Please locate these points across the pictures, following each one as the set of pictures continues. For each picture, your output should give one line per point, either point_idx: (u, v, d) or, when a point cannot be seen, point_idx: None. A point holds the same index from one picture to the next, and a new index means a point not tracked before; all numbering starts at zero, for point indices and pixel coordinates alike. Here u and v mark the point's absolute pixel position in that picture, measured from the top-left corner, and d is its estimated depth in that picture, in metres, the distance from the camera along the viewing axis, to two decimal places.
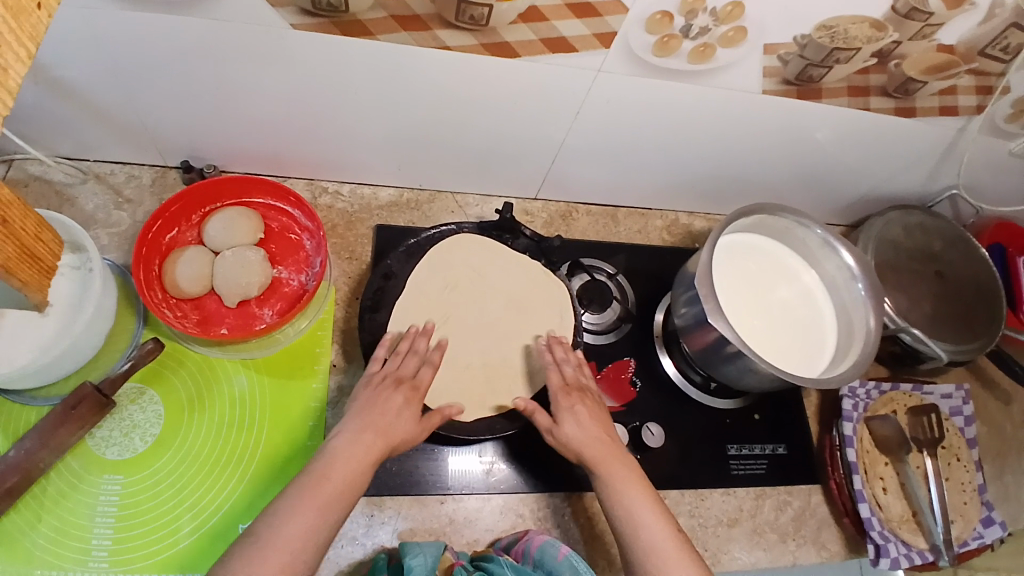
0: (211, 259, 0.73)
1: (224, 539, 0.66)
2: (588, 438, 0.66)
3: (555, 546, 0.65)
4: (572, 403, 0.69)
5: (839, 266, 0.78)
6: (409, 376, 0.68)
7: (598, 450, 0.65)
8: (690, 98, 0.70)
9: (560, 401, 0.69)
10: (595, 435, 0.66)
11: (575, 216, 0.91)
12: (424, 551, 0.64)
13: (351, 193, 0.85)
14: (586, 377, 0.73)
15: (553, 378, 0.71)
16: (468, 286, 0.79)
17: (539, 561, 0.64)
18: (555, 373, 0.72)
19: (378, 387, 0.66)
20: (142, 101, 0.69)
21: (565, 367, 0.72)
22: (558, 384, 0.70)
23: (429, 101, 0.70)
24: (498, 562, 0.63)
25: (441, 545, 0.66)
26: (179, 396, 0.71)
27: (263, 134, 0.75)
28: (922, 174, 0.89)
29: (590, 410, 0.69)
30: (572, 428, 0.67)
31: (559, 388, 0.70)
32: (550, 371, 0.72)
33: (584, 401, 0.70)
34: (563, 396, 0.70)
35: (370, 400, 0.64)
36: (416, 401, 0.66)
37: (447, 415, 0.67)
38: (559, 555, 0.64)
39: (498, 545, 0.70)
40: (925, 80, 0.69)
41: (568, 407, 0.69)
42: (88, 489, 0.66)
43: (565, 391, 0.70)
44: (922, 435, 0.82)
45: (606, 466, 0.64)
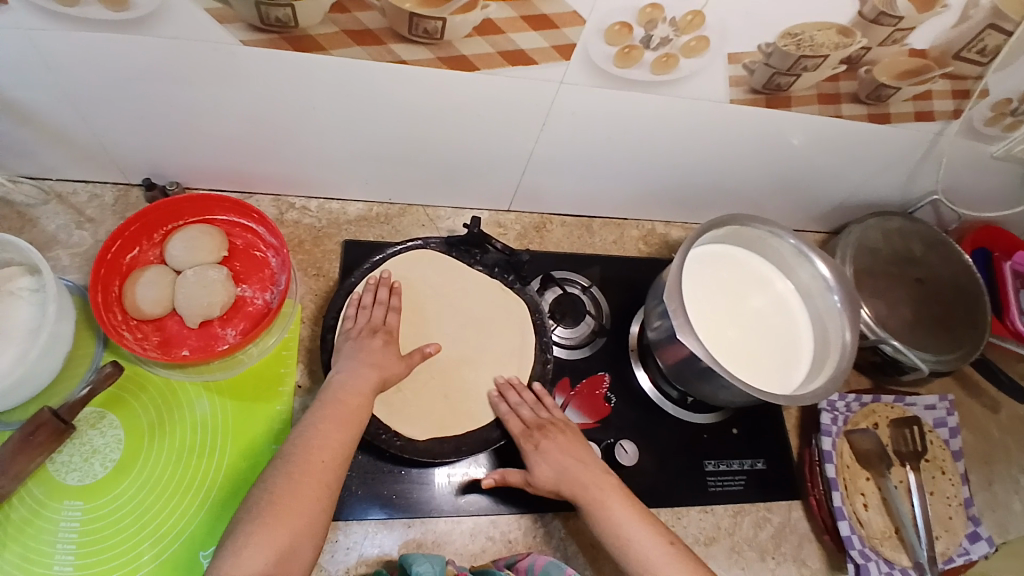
0: (172, 279, 0.71)
1: (185, 566, 0.64)
2: (563, 472, 0.65)
3: (560, 567, 0.64)
4: (535, 445, 0.68)
5: (815, 276, 0.76)
6: (383, 323, 0.71)
7: (576, 482, 0.65)
8: (658, 108, 0.68)
9: (526, 449, 0.68)
10: (567, 466, 0.66)
11: (549, 227, 0.89)
12: (431, 560, 0.62)
13: (319, 208, 0.83)
14: (546, 411, 0.72)
15: (513, 425, 0.70)
16: (431, 303, 0.77)
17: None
18: (514, 420, 0.70)
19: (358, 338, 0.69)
20: (98, 121, 0.67)
21: (522, 409, 0.71)
22: (519, 431, 0.69)
23: (391, 115, 0.69)
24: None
25: (444, 558, 0.64)
26: (141, 420, 0.69)
27: (226, 152, 0.74)
28: (900, 181, 0.87)
29: (558, 443, 0.68)
30: (544, 469, 0.66)
31: (521, 435, 0.69)
32: (510, 419, 0.71)
33: (550, 435, 0.69)
34: (527, 440, 0.68)
35: (358, 349, 0.68)
36: (393, 344, 0.71)
37: (427, 352, 0.72)
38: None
39: (500, 561, 0.68)
40: (898, 86, 0.68)
41: (534, 449, 0.68)
42: (48, 516, 0.64)
43: (528, 432, 0.69)
44: (903, 448, 0.80)
45: (590, 494, 0.64)
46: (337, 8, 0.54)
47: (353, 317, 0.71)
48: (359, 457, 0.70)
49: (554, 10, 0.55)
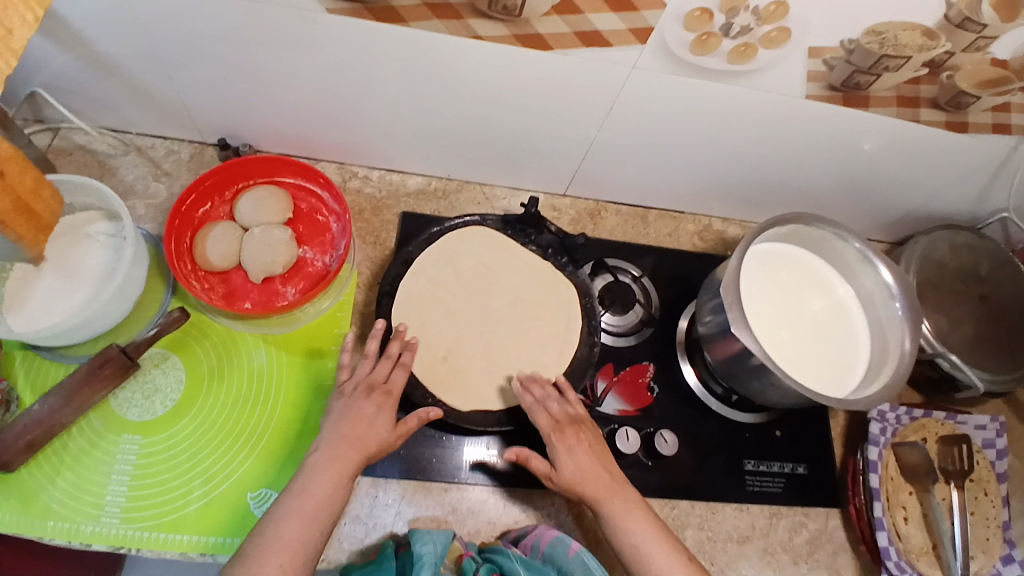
0: (240, 235, 0.74)
1: (230, 506, 0.67)
2: (585, 471, 0.65)
3: (566, 542, 0.66)
4: (568, 442, 0.67)
5: (876, 283, 0.74)
6: (383, 382, 0.67)
7: (604, 489, 0.65)
8: (726, 99, 0.68)
9: (556, 443, 0.66)
10: (590, 466, 0.66)
11: (604, 215, 0.89)
12: (434, 538, 0.64)
13: (381, 178, 0.85)
14: (574, 405, 0.70)
15: (541, 420, 0.68)
16: (480, 280, 0.78)
17: (550, 556, 0.65)
18: (542, 415, 0.69)
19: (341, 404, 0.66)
20: (178, 79, 0.70)
21: (549, 404, 0.69)
22: (550, 425, 0.68)
23: (459, 90, 0.70)
24: (509, 554, 0.63)
25: (451, 533, 0.66)
26: (201, 364, 0.73)
27: (296, 117, 0.77)
28: (971, 194, 0.84)
29: (588, 445, 0.67)
30: (569, 466, 0.65)
31: (552, 431, 0.67)
32: (537, 412, 0.69)
33: (573, 436, 0.67)
34: (557, 435, 0.67)
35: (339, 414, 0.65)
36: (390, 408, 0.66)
37: (425, 418, 0.66)
38: (571, 551, 0.65)
39: (508, 538, 0.70)
40: (979, 95, 0.65)
41: (566, 449, 0.66)
42: (106, 447, 0.68)
43: (557, 428, 0.68)
44: (950, 466, 0.77)
45: (609, 502, 0.64)
46: None
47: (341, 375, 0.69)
48: None
49: None
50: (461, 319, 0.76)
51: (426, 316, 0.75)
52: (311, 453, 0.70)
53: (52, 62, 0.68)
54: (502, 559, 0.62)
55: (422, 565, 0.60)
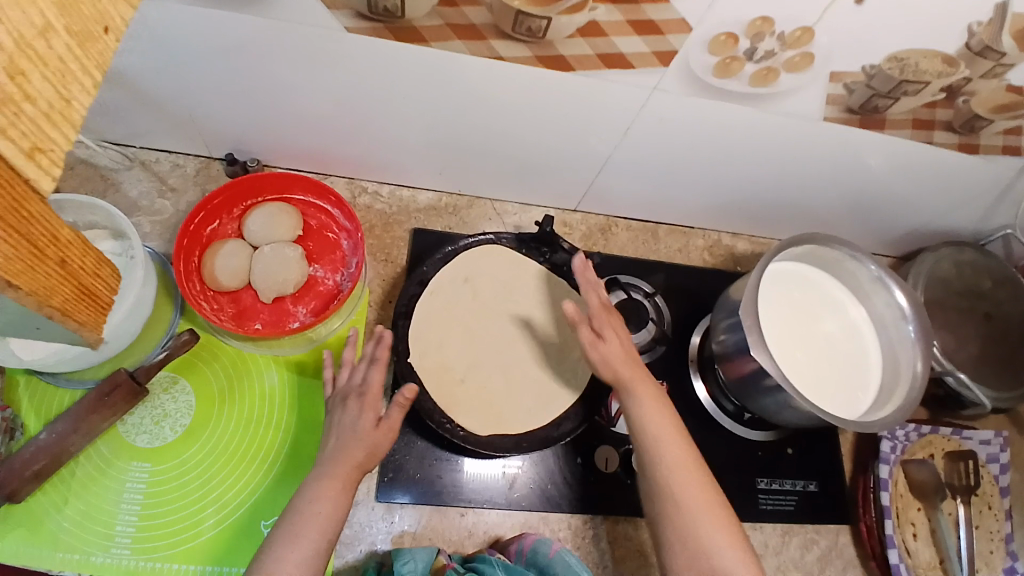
0: (251, 254, 0.73)
1: (245, 533, 0.66)
2: (624, 355, 0.67)
3: (547, 543, 0.66)
4: (610, 322, 0.68)
5: (889, 303, 0.74)
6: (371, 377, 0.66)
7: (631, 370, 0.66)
8: (745, 121, 0.68)
9: (599, 319, 0.68)
10: (629, 356, 0.67)
11: (615, 230, 0.89)
12: (416, 555, 0.62)
13: (391, 194, 0.84)
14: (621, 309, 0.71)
15: (591, 296, 0.69)
16: (497, 300, 0.75)
17: (532, 559, 0.65)
18: (593, 293, 0.70)
19: (352, 407, 0.64)
20: (188, 93, 0.69)
21: (601, 289, 0.70)
22: (597, 303, 0.69)
23: (476, 108, 0.69)
24: (491, 562, 0.63)
25: (433, 549, 0.64)
26: (211, 387, 0.71)
27: (307, 131, 0.75)
28: (977, 212, 0.85)
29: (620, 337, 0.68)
30: (612, 345, 0.66)
31: (601, 308, 0.68)
32: (588, 290, 0.70)
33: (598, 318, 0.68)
34: (601, 319, 0.68)
35: (342, 424, 0.63)
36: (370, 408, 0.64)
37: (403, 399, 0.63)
38: (553, 552, 0.65)
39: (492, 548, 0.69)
40: (992, 119, 0.66)
41: (607, 329, 0.67)
42: (115, 475, 0.67)
43: (602, 315, 0.69)
44: (956, 481, 0.79)
45: (638, 386, 0.65)
46: (447, 2, 0.54)
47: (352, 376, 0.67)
48: (419, 442, 0.71)
49: (662, 17, 0.54)
50: (476, 338, 0.74)
51: (441, 339, 0.72)
52: None
53: None
54: (485, 567, 0.62)
55: None
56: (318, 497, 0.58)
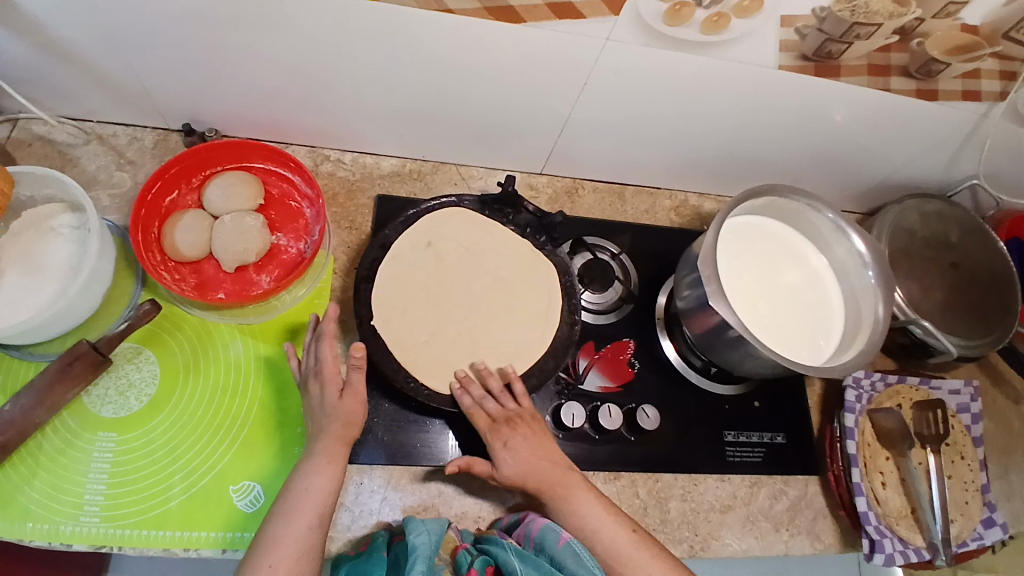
0: (210, 224, 0.72)
1: (214, 498, 0.66)
2: (532, 464, 0.65)
3: (556, 530, 0.63)
4: (504, 440, 0.66)
5: (850, 252, 0.74)
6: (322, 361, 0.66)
7: (547, 482, 0.65)
8: (701, 73, 0.68)
9: (492, 444, 0.65)
10: (533, 458, 0.66)
11: (581, 193, 0.88)
12: (428, 527, 0.62)
13: (354, 161, 0.83)
14: (513, 402, 0.69)
15: (478, 419, 0.66)
16: (461, 263, 0.75)
17: (541, 545, 0.63)
18: (480, 414, 0.67)
19: (314, 387, 0.65)
20: (138, 61, 0.68)
21: (488, 402, 0.67)
22: (484, 424, 0.66)
23: (432, 68, 0.68)
24: (503, 545, 0.61)
25: (445, 522, 0.64)
26: (176, 358, 0.71)
27: (263, 99, 0.74)
28: (940, 162, 0.85)
29: (526, 439, 0.67)
30: (510, 465, 0.65)
31: (489, 432, 0.66)
32: (474, 412, 0.67)
33: (514, 430, 0.67)
34: (494, 435, 0.66)
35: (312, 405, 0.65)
36: (331, 383, 0.65)
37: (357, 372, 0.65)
38: (561, 541, 0.62)
39: (500, 526, 0.68)
40: (948, 61, 0.66)
41: (502, 445, 0.65)
42: (82, 446, 0.67)
43: (494, 427, 0.66)
44: (925, 430, 0.79)
45: (568, 494, 0.65)
46: None
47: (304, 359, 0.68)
48: (385, 405, 0.71)
49: None
50: (440, 300, 0.73)
51: (404, 303, 0.71)
52: (290, 445, 0.69)
53: (9, 49, 0.65)
54: (496, 551, 0.61)
55: (416, 556, 0.58)
56: (313, 474, 0.61)
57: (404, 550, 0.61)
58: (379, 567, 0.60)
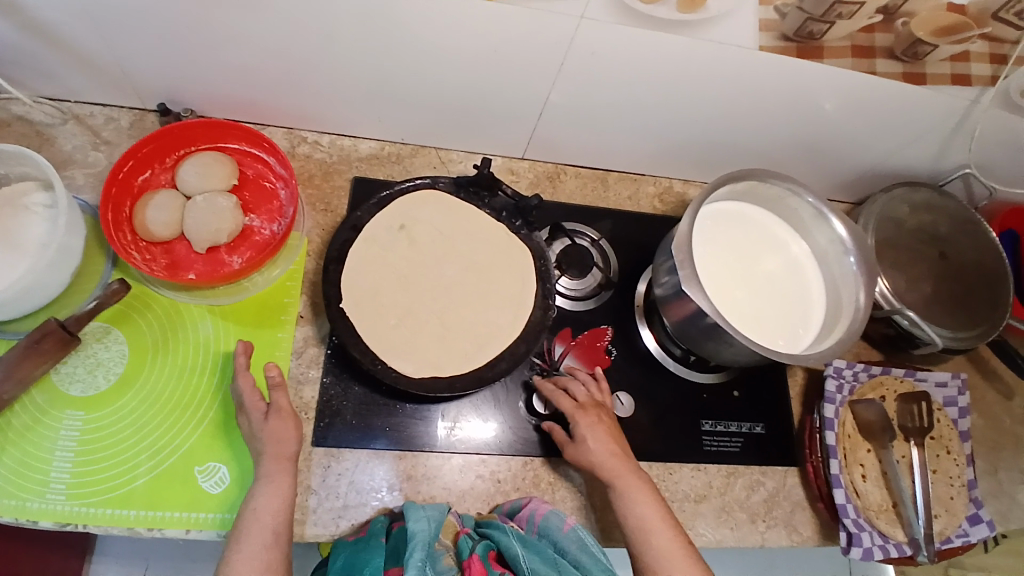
0: (182, 204, 0.72)
1: (180, 479, 0.66)
2: (601, 442, 0.67)
3: (561, 517, 0.65)
4: (589, 422, 0.68)
5: (832, 238, 0.73)
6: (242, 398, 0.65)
7: (615, 465, 0.65)
8: (680, 55, 0.66)
9: (578, 419, 0.68)
10: (604, 438, 0.67)
11: (563, 178, 0.87)
12: (427, 514, 0.61)
13: (331, 143, 0.82)
14: (597, 392, 0.72)
15: (564, 401, 0.69)
16: (435, 247, 0.74)
17: (545, 531, 0.64)
18: (564, 397, 0.70)
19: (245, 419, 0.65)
20: (106, 40, 0.66)
21: (574, 388, 0.71)
22: (570, 406, 0.69)
23: (405, 48, 0.67)
24: (506, 529, 0.62)
25: (444, 507, 0.64)
26: (145, 338, 0.70)
27: (238, 79, 0.73)
28: (931, 150, 0.83)
29: (599, 426, 0.68)
30: (587, 442, 0.67)
31: (576, 409, 0.68)
32: (558, 396, 0.70)
33: (596, 414, 0.69)
34: (581, 414, 0.68)
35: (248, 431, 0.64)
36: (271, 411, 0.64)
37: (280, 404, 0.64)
38: (566, 526, 0.64)
39: (502, 512, 0.68)
40: (936, 44, 0.64)
41: (586, 424, 0.67)
42: (50, 424, 0.66)
43: (580, 407, 0.69)
44: (909, 423, 0.77)
45: (620, 480, 0.65)
46: None
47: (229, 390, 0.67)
48: (356, 388, 0.71)
49: None
50: (412, 284, 0.72)
51: (375, 285, 0.70)
52: None
53: None
54: (498, 534, 0.61)
55: (414, 541, 0.57)
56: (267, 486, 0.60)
57: (404, 537, 0.60)
58: (377, 552, 0.59)
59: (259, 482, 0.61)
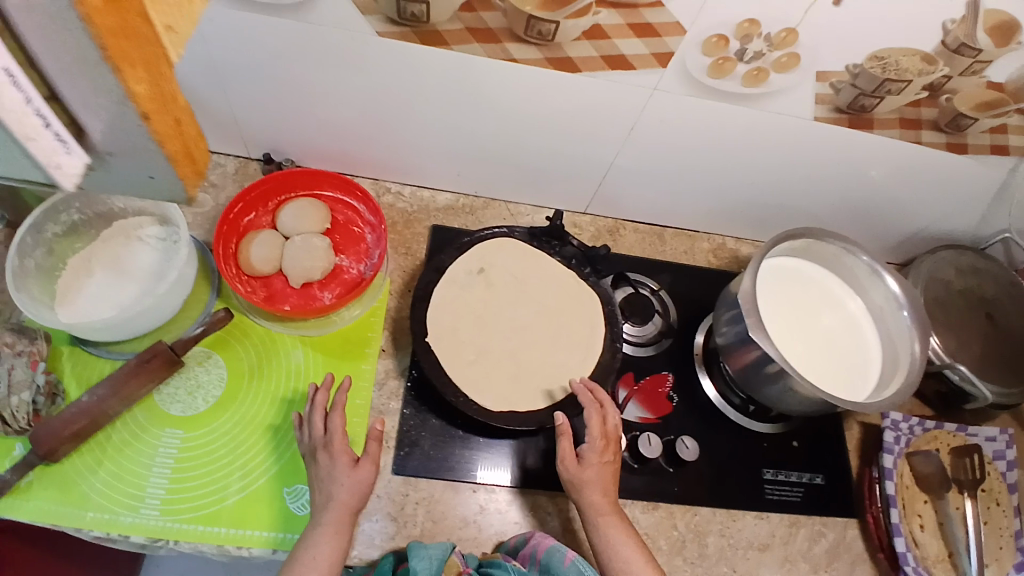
0: (282, 243, 0.79)
1: (267, 500, 0.70)
2: (600, 480, 0.67)
3: (562, 551, 0.64)
4: (603, 455, 0.68)
5: (887, 296, 0.77)
6: (326, 435, 0.67)
7: (606, 502, 0.66)
8: (738, 123, 0.73)
9: (594, 448, 0.68)
10: (606, 478, 0.67)
11: (622, 232, 0.93)
12: (430, 553, 0.62)
13: (412, 194, 0.90)
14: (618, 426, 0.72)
15: (594, 421, 0.69)
16: (509, 290, 0.80)
17: (545, 567, 0.63)
18: (597, 418, 0.69)
19: (323, 459, 0.66)
20: (230, 97, 0.76)
21: (607, 413, 0.71)
22: (597, 431, 0.69)
23: (491, 112, 0.75)
24: (505, 568, 0.62)
25: (448, 546, 0.64)
26: (242, 363, 0.76)
27: (337, 134, 0.82)
28: (974, 216, 0.88)
29: (608, 464, 0.68)
30: (592, 474, 0.67)
31: (600, 436, 0.68)
32: (592, 413, 0.70)
33: (612, 453, 0.69)
34: (600, 443, 0.68)
35: (320, 475, 0.65)
36: (343, 452, 0.66)
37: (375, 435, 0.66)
38: (566, 560, 0.63)
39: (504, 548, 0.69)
40: (977, 117, 0.70)
41: (597, 457, 0.68)
42: (148, 440, 0.71)
43: (603, 438, 0.69)
44: (963, 476, 0.78)
45: (605, 520, 0.65)
46: (466, 7, 0.61)
47: (310, 426, 0.68)
48: (433, 420, 0.75)
49: (659, 20, 0.61)
50: (488, 323, 0.78)
51: (458, 323, 0.76)
52: None
53: None
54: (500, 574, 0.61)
55: None
56: (324, 532, 0.61)
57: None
58: None
59: (316, 529, 0.62)
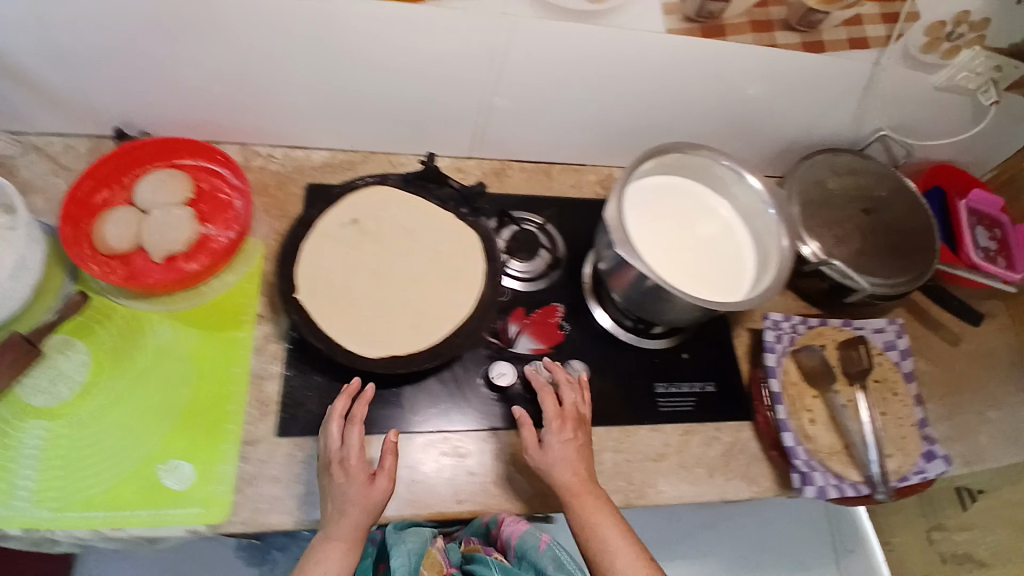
0: (139, 218, 0.75)
1: (143, 479, 0.66)
2: (569, 461, 0.66)
3: (535, 536, 0.68)
4: (566, 434, 0.68)
5: (756, 200, 0.78)
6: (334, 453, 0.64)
7: (580, 483, 0.65)
8: (593, 44, 0.72)
9: (553, 428, 0.68)
10: (574, 456, 0.67)
11: (509, 172, 0.91)
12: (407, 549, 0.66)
13: (284, 155, 0.86)
14: (583, 406, 0.72)
15: (548, 404, 0.70)
16: (388, 239, 0.79)
17: (522, 553, 0.68)
18: (550, 399, 0.71)
19: (339, 474, 0.63)
20: (67, 67, 0.70)
21: (562, 394, 0.72)
22: (555, 412, 0.69)
23: (341, 59, 0.72)
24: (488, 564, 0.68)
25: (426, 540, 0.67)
26: (109, 345, 0.72)
27: (189, 99, 0.76)
28: (846, 118, 0.89)
29: (577, 445, 0.68)
30: (558, 457, 0.66)
31: (558, 416, 0.69)
32: (547, 397, 0.71)
33: (572, 430, 0.69)
34: (557, 422, 0.69)
35: (336, 492, 0.62)
36: (348, 471, 0.63)
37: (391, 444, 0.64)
38: (542, 545, 0.68)
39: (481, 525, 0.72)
40: (827, 10, 0.71)
41: (561, 439, 0.68)
42: (9, 436, 0.66)
43: (559, 417, 0.69)
44: (852, 368, 0.81)
45: (582, 502, 0.64)
46: None
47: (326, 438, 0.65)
48: (317, 378, 0.73)
49: None
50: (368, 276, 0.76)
51: (333, 276, 0.74)
52: (221, 421, 0.70)
53: None
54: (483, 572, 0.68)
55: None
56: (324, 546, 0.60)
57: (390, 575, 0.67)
58: None
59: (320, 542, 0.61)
